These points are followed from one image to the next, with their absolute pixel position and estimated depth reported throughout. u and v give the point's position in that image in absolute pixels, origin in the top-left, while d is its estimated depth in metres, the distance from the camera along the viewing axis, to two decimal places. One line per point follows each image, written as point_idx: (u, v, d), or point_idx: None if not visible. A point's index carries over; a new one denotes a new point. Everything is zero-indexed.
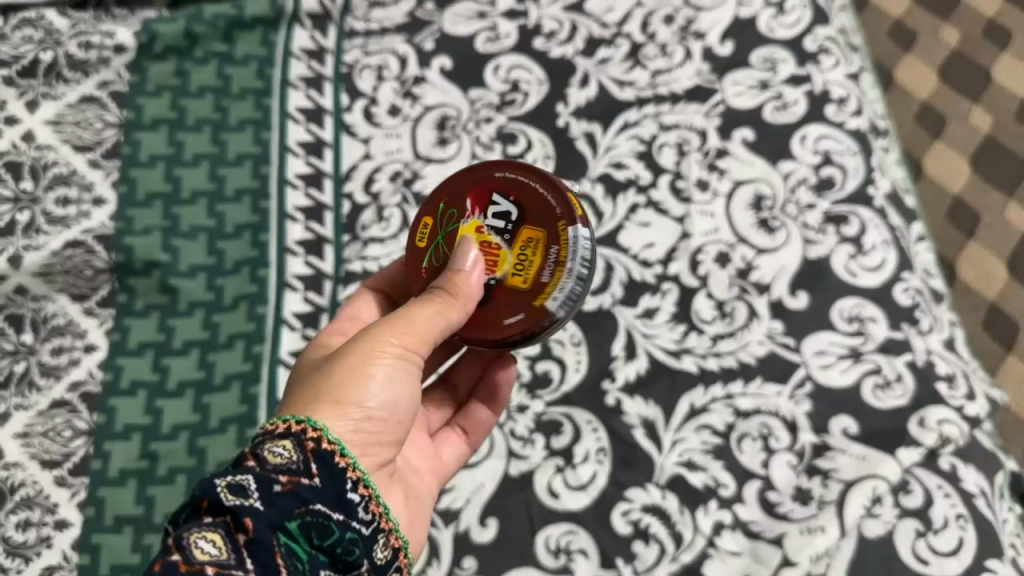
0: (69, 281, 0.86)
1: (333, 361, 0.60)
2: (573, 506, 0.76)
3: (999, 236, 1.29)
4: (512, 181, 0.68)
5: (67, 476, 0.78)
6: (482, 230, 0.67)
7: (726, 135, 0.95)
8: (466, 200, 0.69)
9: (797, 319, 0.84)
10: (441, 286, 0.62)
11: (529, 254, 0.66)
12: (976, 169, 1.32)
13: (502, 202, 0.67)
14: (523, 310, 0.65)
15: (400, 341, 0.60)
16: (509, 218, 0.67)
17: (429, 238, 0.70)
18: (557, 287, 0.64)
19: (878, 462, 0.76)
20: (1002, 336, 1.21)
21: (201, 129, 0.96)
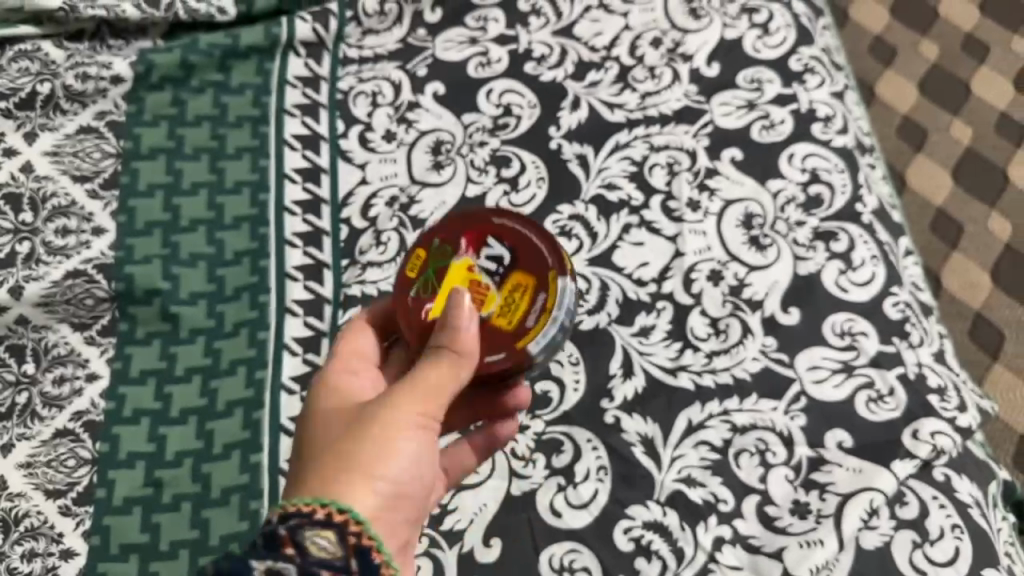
0: (70, 310, 0.87)
1: (352, 429, 0.61)
2: (575, 525, 0.76)
3: (982, 246, 1.31)
4: (513, 230, 0.68)
5: (71, 506, 0.78)
6: (473, 271, 0.67)
7: (716, 154, 0.97)
8: (462, 241, 0.68)
9: (790, 335, 0.85)
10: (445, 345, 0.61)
11: (518, 297, 0.65)
12: (965, 176, 1.37)
13: (497, 245, 0.67)
14: (504, 350, 0.64)
15: (437, 388, 0.61)
16: (501, 262, 0.67)
17: (420, 271, 0.68)
18: (540, 332, 0.64)
19: (874, 474, 0.78)
20: (988, 345, 1.24)
21: (199, 158, 0.97)
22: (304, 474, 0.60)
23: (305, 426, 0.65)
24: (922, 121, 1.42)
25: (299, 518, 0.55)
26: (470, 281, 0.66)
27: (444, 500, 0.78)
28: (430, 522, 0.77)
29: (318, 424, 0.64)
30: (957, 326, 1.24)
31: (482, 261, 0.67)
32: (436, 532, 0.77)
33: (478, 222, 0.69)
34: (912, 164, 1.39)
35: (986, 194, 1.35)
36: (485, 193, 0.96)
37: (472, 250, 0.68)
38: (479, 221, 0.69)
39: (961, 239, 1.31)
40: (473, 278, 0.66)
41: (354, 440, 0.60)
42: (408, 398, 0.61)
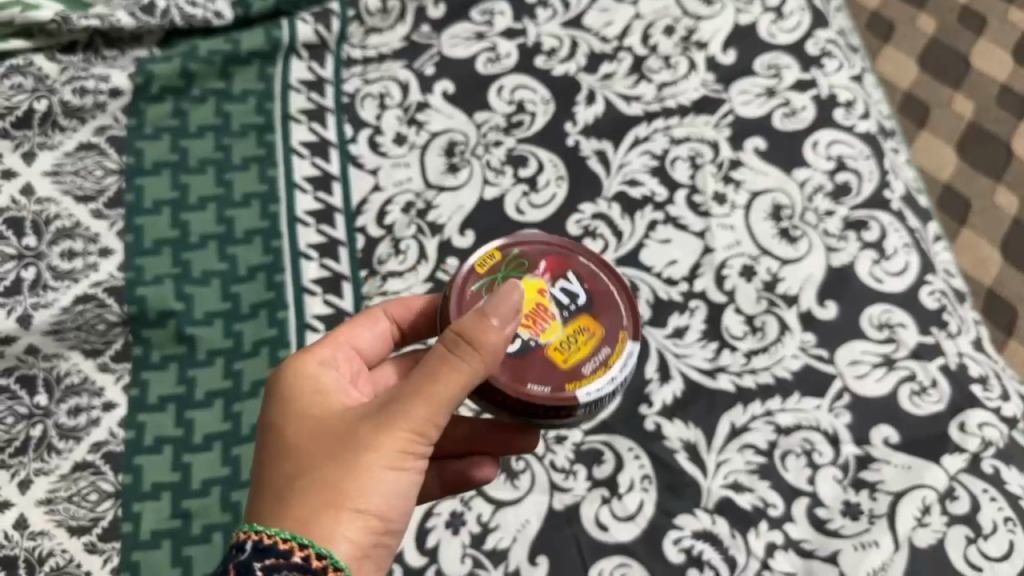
0: (81, 337, 0.83)
1: (341, 444, 0.55)
2: (622, 538, 0.74)
3: (990, 222, 1.30)
4: (597, 277, 0.63)
5: (97, 542, 0.75)
6: (544, 295, 0.61)
7: (738, 145, 0.95)
8: (541, 261, 0.63)
9: (828, 329, 0.83)
10: (464, 336, 0.54)
11: (580, 339, 0.60)
12: (971, 149, 1.35)
13: (575, 283, 0.63)
14: (552, 385, 0.58)
15: (443, 395, 0.54)
16: (575, 300, 0.62)
17: (490, 270, 0.62)
18: (595, 382, 0.59)
19: (924, 471, 0.75)
20: (1002, 322, 1.23)
21: (205, 170, 0.94)
22: (281, 493, 0.55)
23: (275, 420, 0.59)
24: (924, 96, 1.40)
25: (277, 556, 0.51)
26: (538, 305, 0.61)
27: (484, 518, 0.75)
28: (471, 543, 0.74)
29: (298, 427, 0.58)
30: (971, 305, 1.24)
31: (555, 296, 0.62)
32: (479, 551, 0.74)
33: (564, 250, 0.64)
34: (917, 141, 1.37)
35: (993, 167, 1.34)
36: (504, 194, 0.93)
37: (548, 278, 0.62)
38: (564, 250, 0.64)
39: (969, 216, 1.30)
40: (541, 303, 0.61)
41: (341, 460, 0.54)
42: (404, 419, 0.54)
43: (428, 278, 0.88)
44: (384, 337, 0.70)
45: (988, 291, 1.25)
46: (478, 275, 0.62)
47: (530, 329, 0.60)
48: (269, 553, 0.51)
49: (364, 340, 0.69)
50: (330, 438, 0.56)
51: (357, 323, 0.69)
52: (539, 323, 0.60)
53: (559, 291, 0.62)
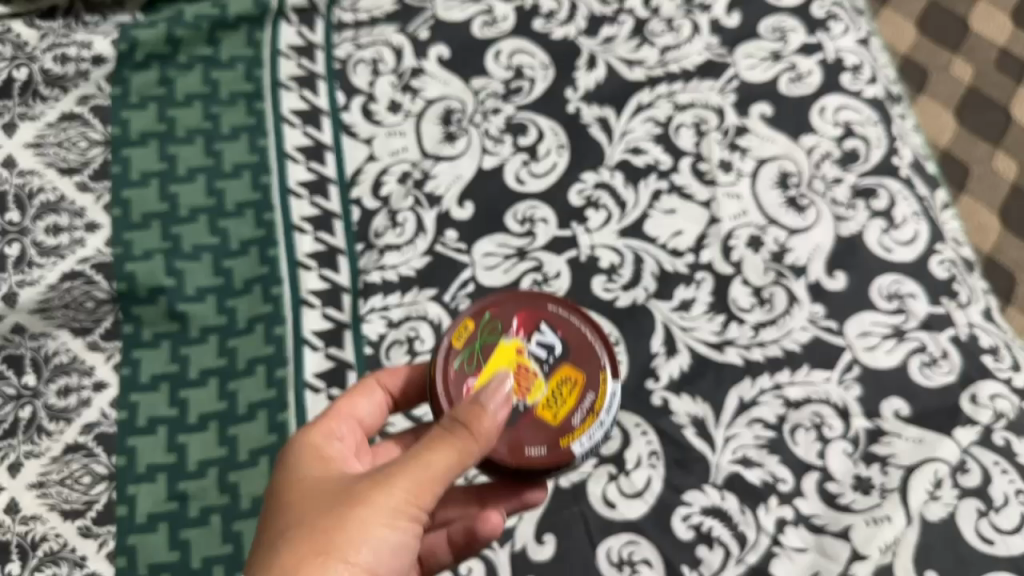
0: (69, 315, 0.81)
1: (338, 500, 0.54)
2: (630, 515, 0.73)
3: (988, 187, 1.28)
4: (569, 324, 0.65)
5: (92, 526, 0.73)
6: (523, 355, 0.63)
7: (743, 111, 0.92)
8: (512, 319, 0.64)
9: (837, 300, 0.81)
10: (459, 419, 0.56)
11: (566, 392, 0.62)
12: (971, 113, 1.33)
13: (549, 333, 0.64)
14: (547, 443, 0.60)
15: (440, 460, 0.54)
16: (553, 351, 0.63)
17: (467, 342, 0.63)
18: (586, 432, 0.61)
19: (936, 444, 0.74)
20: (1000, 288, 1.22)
21: (193, 140, 0.90)
22: (275, 545, 0.53)
23: (276, 488, 0.59)
24: (924, 58, 1.38)
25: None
26: (519, 366, 0.62)
27: None
28: None
29: (297, 490, 0.57)
30: None
31: (533, 352, 0.63)
32: None
33: (531, 302, 0.65)
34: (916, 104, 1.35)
35: (993, 131, 1.32)
36: (503, 164, 0.91)
37: (523, 337, 0.63)
38: (531, 303, 0.65)
39: (968, 181, 1.28)
40: (521, 363, 0.62)
41: (336, 513, 0.53)
42: (401, 477, 0.54)
43: (426, 251, 0.86)
44: (382, 407, 0.68)
45: (986, 257, 1.23)
46: (457, 349, 0.63)
47: (516, 394, 0.61)
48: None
49: (363, 405, 0.66)
50: (328, 496, 0.55)
51: (353, 395, 0.66)
52: (523, 384, 0.62)
53: (536, 345, 0.63)
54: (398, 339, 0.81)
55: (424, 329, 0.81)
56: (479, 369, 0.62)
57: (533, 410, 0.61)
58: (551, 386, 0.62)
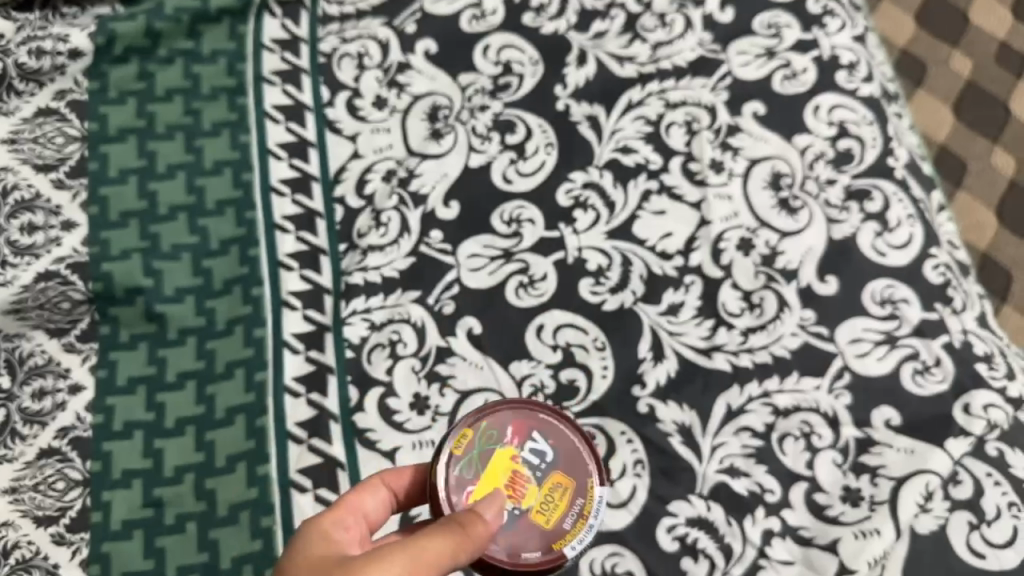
0: (44, 315, 0.79)
1: (334, 574, 0.52)
2: (614, 526, 0.71)
3: (986, 184, 1.26)
4: (559, 430, 0.66)
5: (65, 534, 0.72)
6: (517, 462, 0.64)
7: (736, 110, 0.90)
8: (507, 427, 0.65)
9: (828, 305, 0.80)
10: (456, 519, 0.56)
11: (558, 497, 0.63)
12: (970, 107, 1.31)
13: (542, 441, 0.65)
14: (543, 547, 0.61)
15: (439, 548, 0.54)
16: (545, 457, 0.64)
17: (464, 449, 0.63)
18: (578, 536, 0.62)
19: (928, 455, 0.72)
20: (995, 286, 1.21)
21: (174, 136, 0.88)
22: None
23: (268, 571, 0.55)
24: (923, 51, 1.36)
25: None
26: (514, 474, 0.63)
27: None
28: None
29: (292, 572, 0.54)
30: None
31: (528, 461, 0.64)
32: None
33: (525, 410, 0.66)
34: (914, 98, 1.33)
35: (992, 126, 1.30)
36: (491, 162, 0.89)
37: (517, 446, 0.64)
38: (524, 410, 0.66)
39: (965, 178, 1.27)
40: (516, 471, 0.63)
41: None
42: (402, 554, 0.53)
43: (411, 252, 0.84)
44: (387, 504, 0.63)
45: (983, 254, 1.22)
46: (456, 457, 0.63)
47: (511, 501, 0.62)
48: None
49: (368, 502, 0.61)
50: (324, 574, 0.53)
51: (359, 491, 0.62)
52: (517, 490, 0.63)
53: (529, 454, 0.64)
54: (379, 342, 0.79)
55: (407, 333, 0.80)
56: (475, 476, 0.62)
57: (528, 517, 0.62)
58: (545, 492, 0.63)
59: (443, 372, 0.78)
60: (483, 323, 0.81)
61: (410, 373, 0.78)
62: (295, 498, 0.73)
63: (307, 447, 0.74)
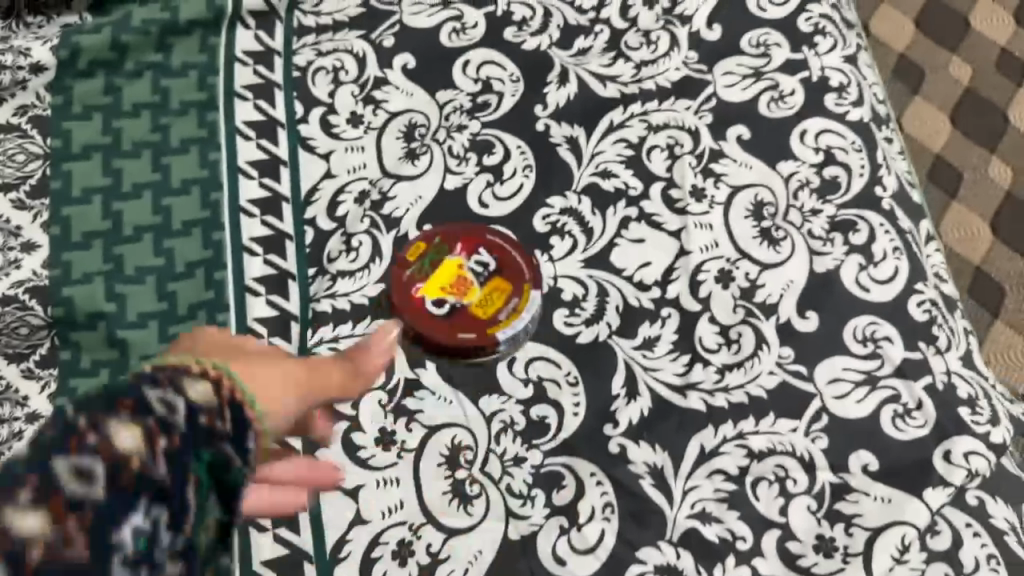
0: (3, 341, 0.78)
1: (241, 349, 0.54)
2: (580, 572, 0.70)
3: (982, 195, 1.25)
4: (500, 247, 0.80)
5: None
6: (463, 268, 0.79)
7: (720, 134, 0.88)
8: (458, 242, 0.80)
9: (808, 343, 0.78)
10: (349, 351, 0.60)
11: (495, 296, 0.77)
12: (966, 118, 1.31)
13: (485, 254, 0.80)
14: (478, 332, 0.76)
15: (326, 364, 0.57)
16: (487, 266, 0.79)
17: (418, 257, 0.80)
18: (510, 325, 0.76)
19: (904, 505, 0.71)
20: (988, 301, 1.19)
21: (140, 154, 0.86)
22: (188, 352, 0.51)
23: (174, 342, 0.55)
24: (921, 57, 1.35)
25: (208, 418, 0.44)
26: (458, 276, 0.79)
27: (434, 548, 0.71)
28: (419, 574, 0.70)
29: (195, 337, 0.55)
30: (958, 283, 1.20)
31: (469, 271, 0.79)
32: None
33: (474, 229, 0.81)
34: (911, 105, 1.32)
35: (988, 138, 1.29)
36: (467, 184, 0.86)
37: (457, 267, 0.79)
38: (474, 229, 0.81)
39: (960, 189, 1.26)
40: (461, 274, 0.79)
41: (246, 350, 0.53)
42: (298, 360, 0.55)
43: (382, 278, 0.82)
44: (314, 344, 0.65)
45: (977, 268, 1.20)
46: (412, 262, 0.80)
47: (455, 294, 0.78)
48: (187, 458, 0.43)
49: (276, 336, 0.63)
50: (231, 346, 0.54)
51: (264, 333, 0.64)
52: (461, 288, 0.78)
53: (468, 268, 0.79)
54: None
55: None
56: (426, 277, 0.79)
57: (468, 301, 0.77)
58: (484, 292, 0.78)
59: (410, 406, 0.76)
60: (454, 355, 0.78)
61: (378, 406, 0.76)
62: (255, 536, 0.71)
63: None
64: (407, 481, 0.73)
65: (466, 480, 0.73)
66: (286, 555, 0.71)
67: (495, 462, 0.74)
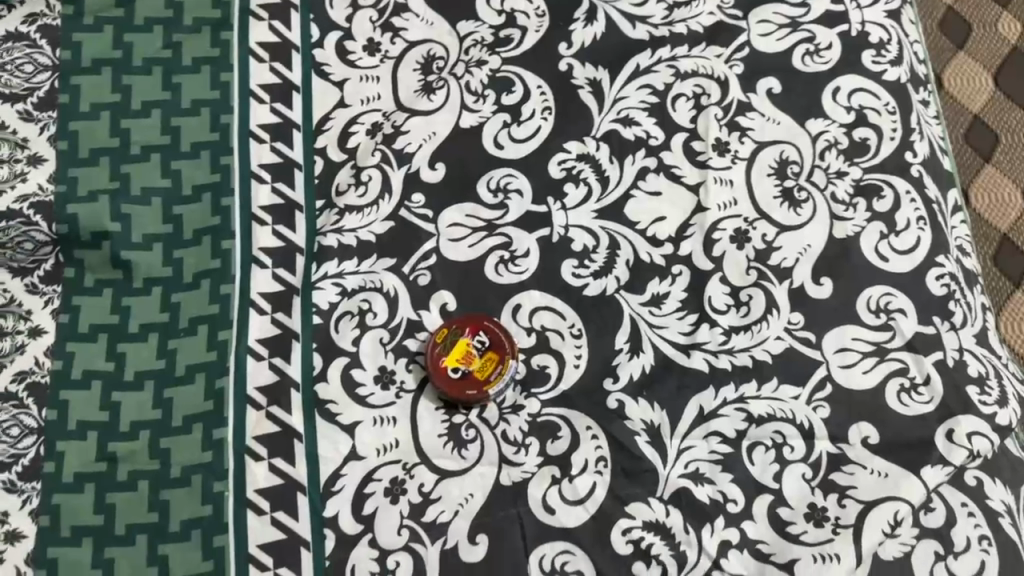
0: (7, 255, 0.77)
1: None
2: (569, 522, 0.70)
3: (1017, 160, 1.21)
4: (503, 329, 0.75)
5: (16, 481, 0.71)
6: (470, 347, 0.74)
7: (750, 85, 0.84)
8: (465, 319, 0.76)
9: (820, 309, 0.76)
10: None
11: (488, 361, 0.74)
12: (1008, 79, 1.26)
13: (488, 336, 0.75)
14: (473, 388, 0.73)
15: None
16: (487, 343, 0.74)
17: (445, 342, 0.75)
18: (503, 380, 0.73)
19: (901, 481, 0.70)
20: (1011, 271, 1.16)
21: (151, 70, 0.84)
22: None
23: None
24: (966, 12, 1.30)
25: None
26: (467, 354, 0.74)
27: (426, 488, 0.71)
28: (410, 513, 0.70)
29: None
30: (983, 250, 1.17)
31: (477, 344, 0.74)
32: (417, 524, 0.70)
33: (479, 312, 0.77)
34: (952, 62, 1.27)
35: None
36: (483, 123, 0.84)
37: (470, 332, 0.75)
38: (479, 312, 0.77)
39: (995, 153, 1.22)
40: (465, 348, 0.74)
41: None
42: None
43: (390, 215, 0.80)
44: None
45: (1003, 236, 1.17)
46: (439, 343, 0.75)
47: (459, 364, 0.73)
48: None
49: None
50: None
51: None
52: (464, 359, 0.74)
53: (483, 336, 0.75)
54: (348, 310, 0.77)
55: (378, 303, 0.77)
56: (444, 358, 0.74)
57: (477, 376, 0.73)
58: (481, 363, 0.73)
59: (411, 347, 0.76)
60: (459, 301, 0.78)
61: (378, 345, 0.76)
62: (250, 465, 0.71)
63: (266, 414, 0.73)
64: (403, 421, 0.73)
65: (462, 425, 0.73)
66: (279, 485, 0.71)
67: (493, 408, 0.74)
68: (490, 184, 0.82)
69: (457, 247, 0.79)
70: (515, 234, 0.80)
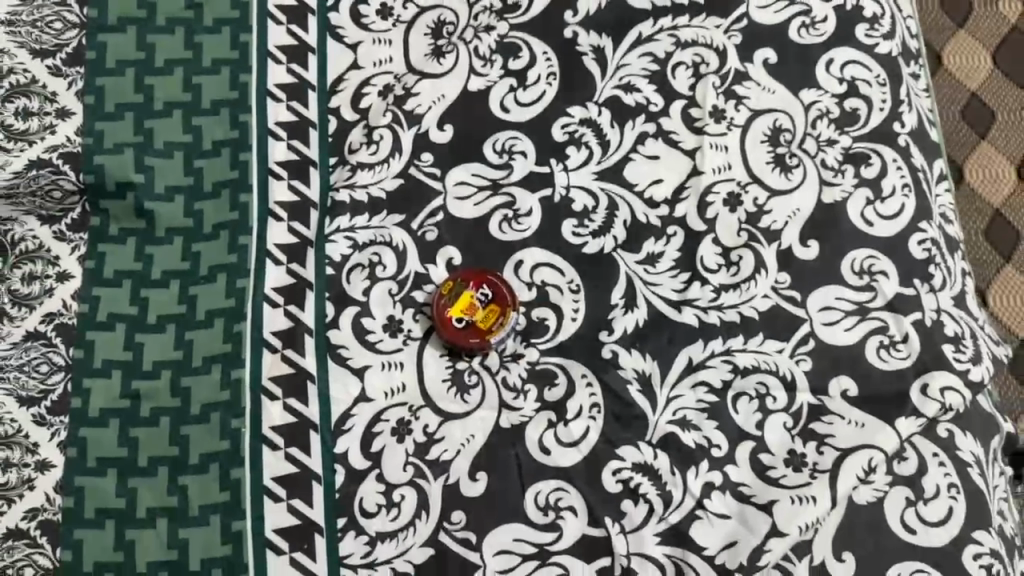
0: (36, 203, 0.82)
1: None
2: (563, 463, 0.74)
3: (1012, 138, 1.25)
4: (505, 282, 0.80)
5: (46, 415, 0.76)
6: (473, 299, 0.79)
7: (747, 55, 0.88)
8: (469, 273, 0.80)
9: (806, 270, 0.80)
10: None
11: (491, 312, 0.78)
12: (1006, 58, 1.29)
13: (491, 289, 0.79)
14: (476, 337, 0.77)
15: None
16: (490, 295, 0.79)
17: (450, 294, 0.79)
18: (504, 330, 0.78)
19: (876, 431, 0.74)
20: (1001, 246, 1.20)
21: (174, 30, 0.88)
22: None
23: None
24: None
25: None
26: (471, 305, 0.78)
27: (430, 429, 0.76)
28: (414, 451, 0.75)
29: None
30: (975, 225, 1.21)
31: (480, 296, 0.79)
32: (421, 462, 0.75)
33: (482, 267, 0.81)
34: (953, 40, 1.30)
35: None
36: (490, 87, 0.87)
37: (474, 285, 0.79)
38: (483, 267, 0.81)
39: (990, 131, 1.25)
40: (470, 300, 0.79)
41: None
42: None
43: (400, 173, 0.84)
44: None
45: (994, 212, 1.21)
46: (445, 295, 0.79)
47: (463, 314, 0.78)
48: None
49: None
50: None
51: None
52: (469, 310, 0.78)
53: (487, 289, 0.79)
54: (360, 263, 0.81)
55: (387, 256, 0.81)
56: (449, 309, 0.78)
57: (481, 326, 0.77)
58: (484, 314, 0.78)
59: (418, 298, 0.80)
60: (464, 255, 0.82)
61: (387, 296, 0.80)
62: (266, 404, 0.76)
63: (281, 357, 0.78)
64: (409, 366, 0.78)
65: (465, 371, 0.78)
66: (293, 423, 0.76)
67: (494, 356, 0.78)
68: (496, 145, 0.85)
69: (463, 206, 0.83)
70: (519, 195, 0.84)
